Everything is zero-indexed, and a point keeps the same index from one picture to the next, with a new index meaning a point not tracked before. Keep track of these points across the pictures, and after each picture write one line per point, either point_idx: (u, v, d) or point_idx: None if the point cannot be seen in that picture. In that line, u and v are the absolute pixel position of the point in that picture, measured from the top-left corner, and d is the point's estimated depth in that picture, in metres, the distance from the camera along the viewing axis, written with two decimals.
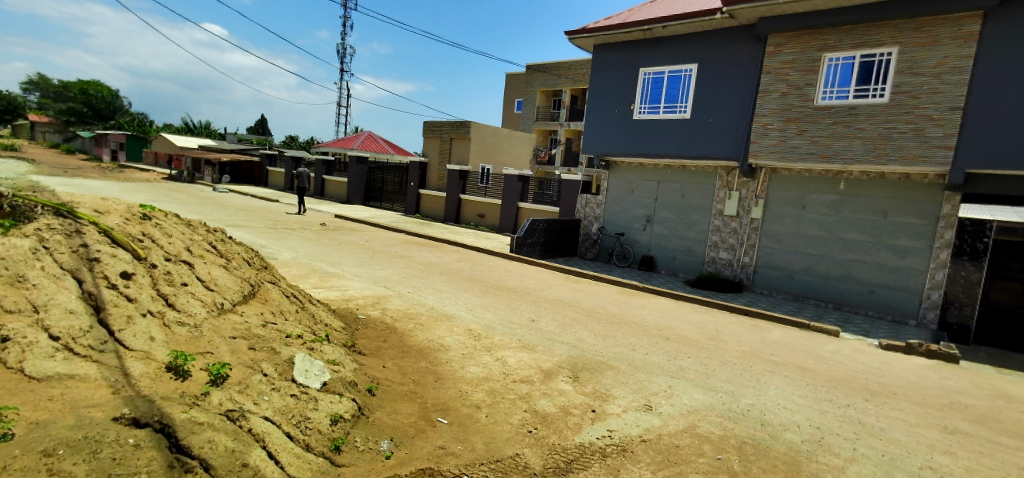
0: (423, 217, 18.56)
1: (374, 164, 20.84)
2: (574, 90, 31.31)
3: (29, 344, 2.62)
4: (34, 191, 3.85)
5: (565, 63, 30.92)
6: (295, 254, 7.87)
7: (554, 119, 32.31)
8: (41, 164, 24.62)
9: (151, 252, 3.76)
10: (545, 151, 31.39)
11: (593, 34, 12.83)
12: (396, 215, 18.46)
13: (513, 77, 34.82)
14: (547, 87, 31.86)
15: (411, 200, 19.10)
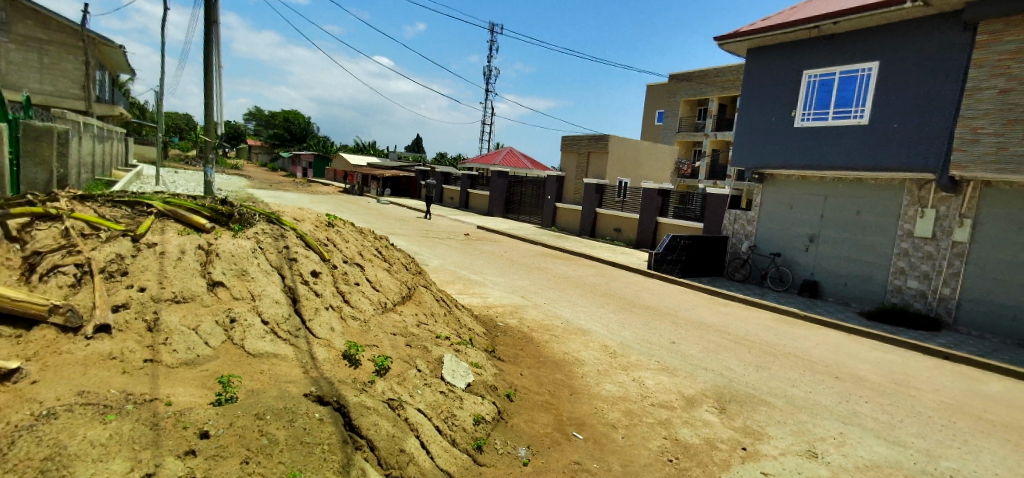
0: (559, 229, 18.86)
1: (513, 178, 21.83)
2: (722, 98, 29.26)
3: (248, 325, 3.24)
4: (254, 202, 4.74)
5: (713, 70, 29.06)
6: (442, 261, 8.57)
7: (699, 129, 30.60)
8: (256, 180, 30.70)
9: (333, 254, 4.40)
10: (688, 164, 29.82)
11: (748, 37, 11.96)
12: (532, 228, 19.08)
13: (654, 88, 33.86)
14: (691, 97, 30.41)
15: (547, 213, 19.52)
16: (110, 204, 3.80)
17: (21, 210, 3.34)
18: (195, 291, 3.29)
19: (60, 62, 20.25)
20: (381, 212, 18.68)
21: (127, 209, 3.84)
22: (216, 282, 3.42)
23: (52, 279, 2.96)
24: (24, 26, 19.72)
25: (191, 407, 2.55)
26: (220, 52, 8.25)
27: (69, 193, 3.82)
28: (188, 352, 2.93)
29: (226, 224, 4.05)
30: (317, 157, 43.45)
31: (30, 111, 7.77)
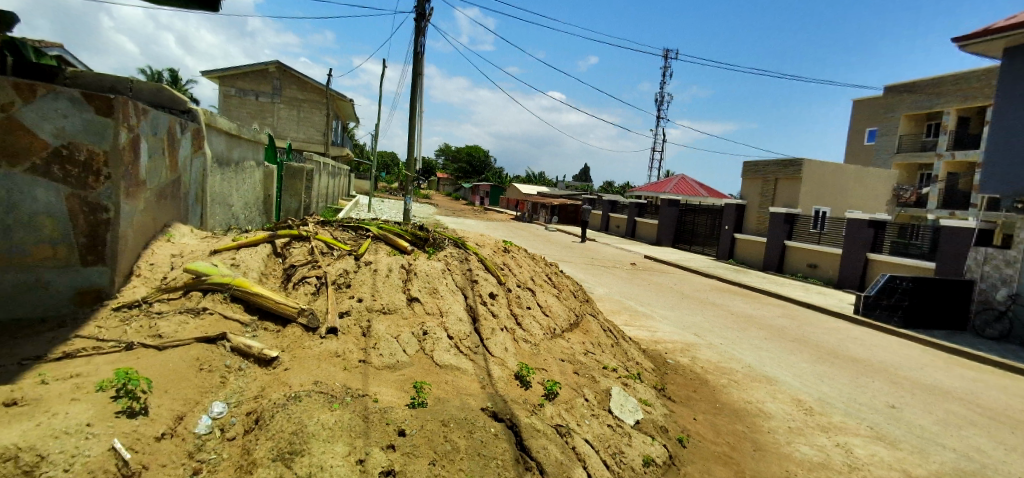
0: (737, 263, 17.34)
1: (686, 207, 20.88)
2: (962, 110, 23.72)
3: (436, 338, 3.63)
4: (444, 228, 5.35)
5: (949, 77, 23.84)
6: (608, 290, 8.52)
7: (928, 149, 25.26)
8: (441, 208, 34.75)
9: (508, 278, 4.70)
10: (912, 189, 24.25)
11: (1002, 34, 9.69)
12: (706, 260, 17.90)
13: (862, 104, 29.23)
14: (916, 110, 25.36)
15: (724, 243, 18.05)
16: (341, 228, 4.67)
17: (284, 232, 4.32)
18: (397, 304, 3.81)
19: (312, 115, 25.84)
20: (544, 239, 19.43)
21: (352, 232, 4.67)
22: (413, 298, 3.92)
23: (301, 287, 3.74)
24: (290, 90, 25.69)
25: (392, 406, 2.93)
26: (422, 98, 9.65)
27: (315, 218, 4.81)
28: (391, 357, 3.39)
29: (423, 247, 4.64)
30: (493, 188, 47.50)
31: (290, 155, 10.08)
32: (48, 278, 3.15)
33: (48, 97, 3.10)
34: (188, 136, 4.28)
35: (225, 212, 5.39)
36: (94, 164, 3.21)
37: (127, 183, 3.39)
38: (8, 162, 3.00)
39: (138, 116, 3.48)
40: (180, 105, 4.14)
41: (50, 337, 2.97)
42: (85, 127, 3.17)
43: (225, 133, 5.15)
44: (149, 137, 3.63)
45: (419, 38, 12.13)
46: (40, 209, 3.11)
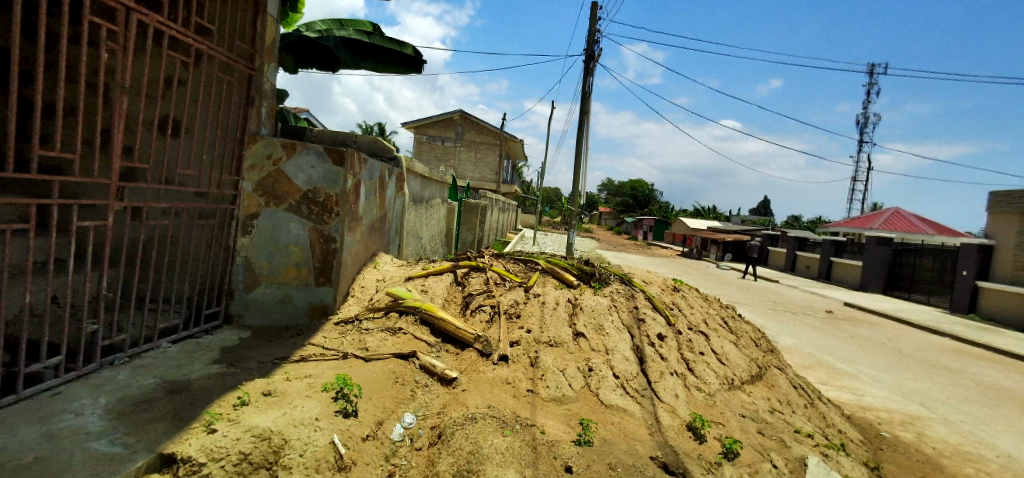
0: (982, 318, 13.69)
1: (904, 245, 17.47)
2: None
3: (602, 376, 3.59)
4: (610, 264, 5.35)
5: None
6: (797, 341, 7.46)
7: None
8: (603, 242, 34.82)
9: (679, 320, 4.49)
10: None
11: None
12: (934, 312, 14.55)
13: None
14: None
15: (962, 295, 14.55)
16: (512, 261, 4.98)
17: (464, 263, 4.77)
18: (563, 338, 3.88)
19: (488, 156, 28.58)
20: (711, 276, 18.00)
21: (522, 264, 4.95)
22: (579, 333, 3.96)
23: (478, 314, 4.08)
24: (469, 133, 28.81)
25: (559, 440, 2.96)
26: (587, 135, 9.94)
27: (489, 251, 5.22)
28: (557, 390, 3.44)
29: (588, 282, 4.68)
30: (658, 223, 45.75)
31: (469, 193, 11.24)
32: (294, 294, 3.98)
33: (302, 153, 3.90)
34: (393, 179, 5.06)
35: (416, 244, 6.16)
36: (329, 204, 3.95)
37: (350, 219, 4.10)
38: (272, 203, 3.93)
39: (360, 165, 4.21)
40: (388, 153, 4.92)
41: (293, 342, 3.74)
42: (325, 175, 3.93)
43: (420, 176, 5.99)
44: (367, 181, 4.38)
45: (588, 78, 12.63)
46: (292, 239, 3.96)
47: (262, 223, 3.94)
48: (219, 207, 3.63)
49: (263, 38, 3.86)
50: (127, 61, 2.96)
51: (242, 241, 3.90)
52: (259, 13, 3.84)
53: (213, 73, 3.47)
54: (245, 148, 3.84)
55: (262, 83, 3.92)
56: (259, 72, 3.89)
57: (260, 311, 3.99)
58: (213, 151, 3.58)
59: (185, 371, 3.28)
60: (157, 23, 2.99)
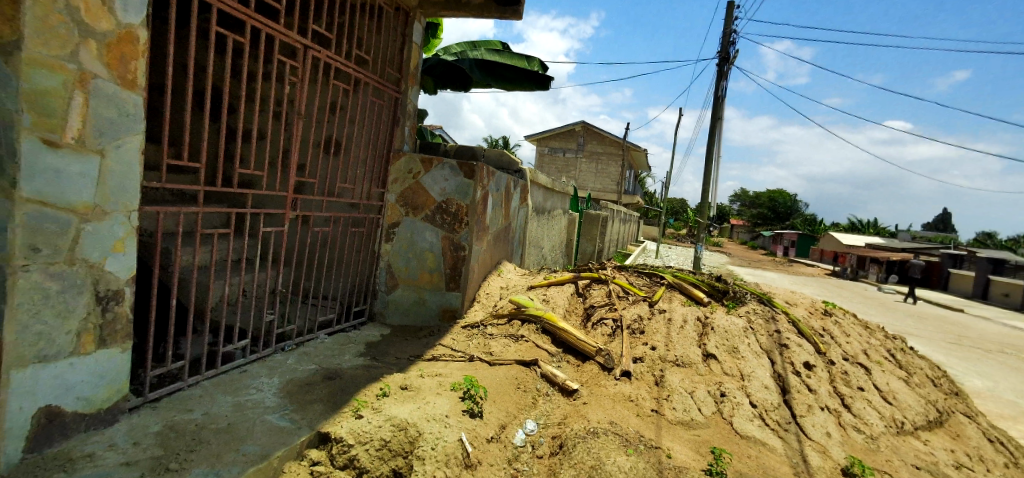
0: None
1: None
2: None
3: (737, 403, 3.35)
4: (745, 281, 4.95)
5: None
6: (992, 385, 6.15)
7: None
8: (733, 256, 32.29)
9: (831, 349, 4.04)
10: None
11: None
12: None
13: None
14: None
15: None
16: (636, 274, 4.85)
17: (586, 274, 4.75)
18: (692, 358, 3.68)
19: (610, 167, 28.52)
20: (868, 300, 15.70)
21: (646, 278, 4.79)
22: (709, 354, 3.73)
23: (599, 327, 4.03)
24: (589, 144, 28.92)
25: (687, 467, 2.78)
26: None
27: (612, 263, 5.13)
28: (684, 413, 3.25)
29: (720, 300, 4.37)
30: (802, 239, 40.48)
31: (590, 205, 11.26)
32: (427, 297, 4.31)
33: (438, 167, 4.22)
34: (518, 191, 5.25)
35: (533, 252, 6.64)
36: (460, 215, 4.22)
37: (478, 229, 4.34)
38: (411, 212, 4.28)
39: (488, 177, 4.43)
40: (514, 166, 5.13)
41: (426, 342, 4.05)
42: (458, 187, 4.20)
43: (543, 187, 6.15)
44: (495, 193, 4.61)
45: (722, 82, 11.99)
46: (427, 246, 4.29)
47: (402, 231, 4.30)
48: (368, 216, 4.06)
49: (410, 64, 4.25)
50: (303, 91, 3.45)
51: (386, 247, 4.30)
52: (406, 42, 4.24)
53: (367, 98, 3.91)
54: (390, 164, 4.26)
55: (406, 104, 4.30)
56: (405, 94, 4.29)
57: (398, 310, 4.37)
58: (366, 167, 4.03)
59: (338, 360, 3.71)
60: (326, 58, 3.46)
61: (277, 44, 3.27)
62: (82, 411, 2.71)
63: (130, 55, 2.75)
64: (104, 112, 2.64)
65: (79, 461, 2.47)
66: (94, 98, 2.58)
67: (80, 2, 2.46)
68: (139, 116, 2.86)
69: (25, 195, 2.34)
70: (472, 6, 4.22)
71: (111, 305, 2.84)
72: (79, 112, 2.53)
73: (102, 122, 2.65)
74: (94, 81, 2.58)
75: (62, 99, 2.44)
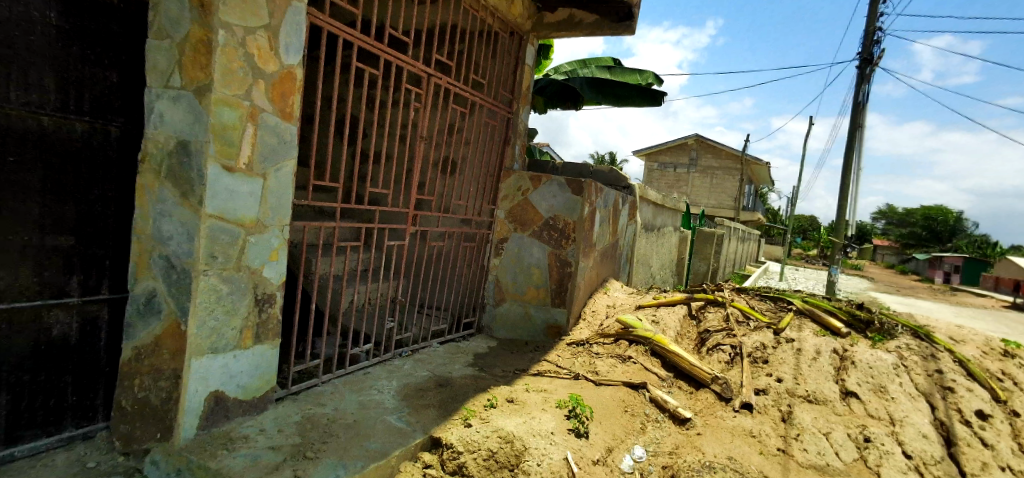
0: None
1: None
2: None
3: (886, 452, 2.90)
4: (894, 311, 4.32)
5: None
6: None
7: None
8: (875, 281, 28.33)
9: (1014, 397, 3.39)
10: None
11: None
12: None
13: None
14: None
15: None
16: (758, 298, 4.46)
17: (700, 295, 4.49)
18: (827, 395, 3.28)
19: (726, 182, 26.94)
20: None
21: (771, 302, 4.38)
22: (849, 392, 3.30)
23: (715, 354, 3.78)
24: (705, 158, 27.56)
25: None
26: None
27: (729, 284, 4.78)
28: (819, 456, 2.89)
29: (863, 332, 3.84)
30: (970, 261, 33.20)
31: (704, 221, 10.66)
32: (534, 312, 4.37)
33: (547, 184, 4.29)
34: (627, 207, 5.16)
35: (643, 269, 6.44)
36: (567, 231, 4.24)
37: (585, 246, 4.32)
38: (519, 228, 4.37)
39: (596, 193, 4.40)
40: (622, 182, 5.07)
41: (531, 357, 4.09)
42: (566, 204, 4.23)
43: (651, 204, 6.02)
44: (602, 209, 4.56)
45: (865, 86, 10.78)
46: (534, 262, 4.36)
47: (510, 247, 4.41)
48: (478, 231, 4.22)
49: (522, 85, 4.40)
50: (426, 115, 3.74)
51: (494, 262, 4.43)
52: (519, 65, 4.41)
53: (481, 119, 4.11)
54: (501, 181, 4.41)
55: (518, 124, 4.45)
56: (517, 114, 4.44)
57: (505, 324, 4.48)
58: (479, 185, 4.22)
59: (449, 368, 3.89)
60: (447, 84, 3.72)
61: (404, 74, 3.62)
62: (240, 397, 3.15)
63: (288, 92, 3.19)
64: (267, 140, 3.10)
65: (237, 441, 2.86)
66: (260, 129, 3.03)
67: (254, 49, 2.91)
68: (292, 143, 3.30)
69: (208, 212, 2.79)
70: (584, 25, 4.28)
71: (265, 306, 3.29)
72: (249, 140, 2.98)
73: (266, 149, 3.11)
74: (261, 115, 3.03)
75: (238, 131, 2.90)
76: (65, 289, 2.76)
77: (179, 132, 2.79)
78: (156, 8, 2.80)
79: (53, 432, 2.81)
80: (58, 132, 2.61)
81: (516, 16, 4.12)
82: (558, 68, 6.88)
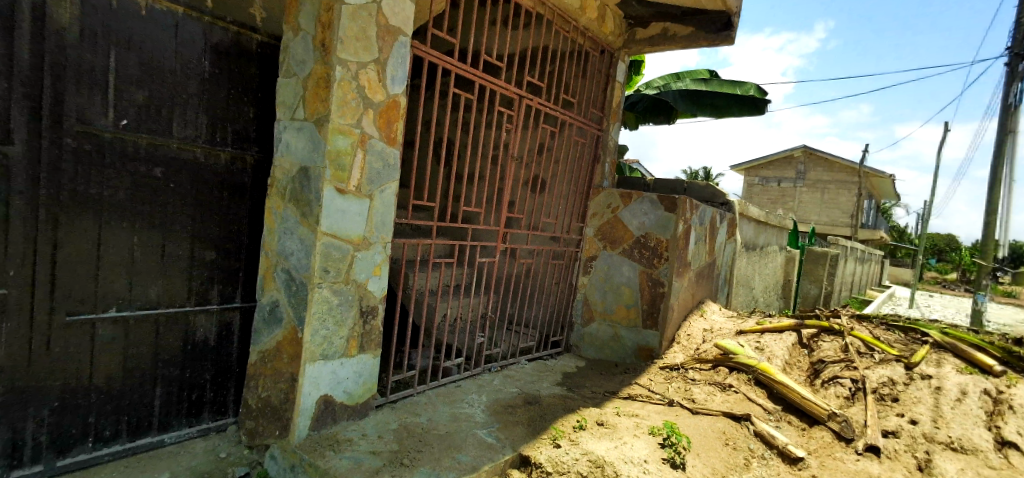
0: None
1: None
2: None
3: None
4: None
5: None
6: None
7: None
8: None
9: None
10: None
11: None
12: None
13: None
14: None
15: None
16: (884, 327, 3.98)
17: (812, 322, 4.11)
18: (977, 444, 2.81)
19: (839, 196, 24.55)
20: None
21: (900, 333, 3.89)
22: (1007, 442, 2.81)
23: (832, 388, 3.42)
24: (815, 171, 25.38)
25: None
26: None
27: (847, 310, 4.32)
28: None
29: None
30: None
31: (813, 238, 9.78)
32: (624, 333, 4.27)
33: (638, 201, 4.19)
34: (725, 225, 4.92)
35: (744, 292, 6.05)
36: (660, 249, 4.09)
37: (679, 265, 4.15)
38: (609, 246, 4.34)
39: (692, 210, 4.21)
40: (720, 198, 4.84)
41: (621, 379, 3.98)
42: (658, 221, 4.10)
43: (750, 220, 5.75)
44: (698, 227, 4.36)
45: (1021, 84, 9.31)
46: (624, 281, 4.27)
47: (599, 264, 4.39)
48: (567, 249, 4.23)
49: (612, 102, 4.41)
50: (517, 136, 3.83)
51: (583, 280, 4.43)
52: (609, 82, 4.43)
53: (571, 137, 4.14)
54: (590, 199, 4.41)
55: (607, 140, 4.44)
56: (606, 131, 4.44)
57: (594, 344, 4.42)
58: (568, 203, 4.24)
59: (537, 386, 3.89)
60: (538, 104, 3.79)
61: (497, 96, 3.75)
62: (346, 403, 3.38)
63: (393, 119, 3.44)
64: (374, 164, 3.35)
65: (342, 443, 3.07)
66: (368, 154, 3.28)
67: (365, 82, 3.17)
68: (395, 166, 3.54)
69: (323, 229, 3.06)
70: (678, 38, 4.18)
71: (369, 317, 3.52)
72: (359, 165, 3.24)
73: (373, 172, 3.36)
74: (370, 141, 3.28)
75: (350, 156, 3.16)
76: (208, 298, 3.16)
77: (302, 159, 3.10)
78: (286, 51, 3.18)
79: (194, 423, 3.20)
80: (208, 161, 3.04)
81: (607, 34, 4.16)
82: (650, 83, 6.95)
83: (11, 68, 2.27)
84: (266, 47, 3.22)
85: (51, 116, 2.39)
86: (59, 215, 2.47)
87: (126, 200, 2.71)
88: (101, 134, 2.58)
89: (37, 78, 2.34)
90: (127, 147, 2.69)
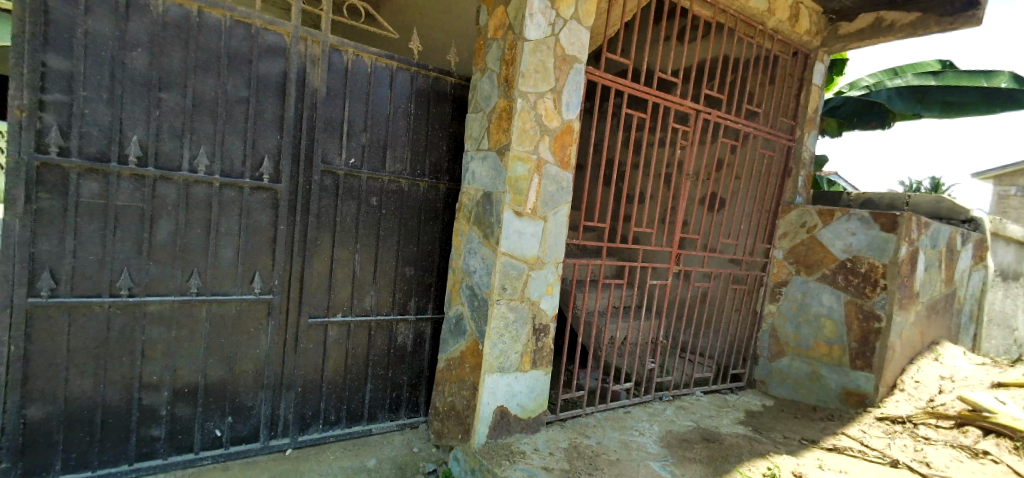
0: None
1: None
2: None
3: None
4: None
5: None
6: None
7: None
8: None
9: None
10: None
11: None
12: None
13: None
14: None
15: None
16: None
17: None
18: None
19: None
20: None
21: None
22: None
23: None
24: None
25: None
26: None
27: None
28: None
29: None
30: None
31: None
32: (825, 372, 3.72)
33: (842, 219, 3.65)
34: (968, 247, 4.00)
35: (999, 333, 4.78)
36: (874, 276, 3.48)
37: (902, 296, 3.46)
38: (803, 270, 3.86)
39: (919, 230, 3.49)
40: (961, 214, 3.95)
41: (823, 427, 3.44)
42: (870, 242, 3.51)
43: (1008, 241, 4.59)
44: (928, 250, 3.60)
45: None
46: (824, 311, 3.73)
47: (792, 291, 3.92)
48: (751, 273, 3.93)
49: (807, 108, 3.94)
50: (693, 152, 3.62)
51: (771, 308, 4.03)
52: (803, 87, 3.96)
53: (756, 150, 3.78)
54: (779, 217, 4.01)
55: (801, 151, 3.98)
56: (799, 141, 3.99)
57: (785, 381, 3.95)
58: (751, 221, 3.88)
59: (716, 423, 3.57)
60: (717, 118, 3.55)
61: (672, 113, 3.59)
62: (520, 416, 3.52)
63: (567, 143, 3.52)
64: (548, 188, 3.46)
65: (517, 455, 3.19)
66: (544, 179, 3.42)
67: (543, 110, 3.33)
68: (568, 189, 3.62)
69: (502, 249, 3.28)
70: (896, 29, 3.60)
71: (541, 335, 3.62)
72: (535, 189, 3.39)
73: (547, 195, 3.48)
74: (545, 166, 3.42)
75: (528, 181, 3.33)
76: (407, 308, 3.61)
77: (485, 186, 3.38)
78: (475, 89, 3.52)
79: (394, 418, 3.65)
80: (411, 189, 3.50)
81: (802, 34, 3.75)
82: (857, 83, 6.28)
83: (282, 125, 2.92)
84: (459, 87, 3.62)
85: (306, 159, 3.01)
86: (308, 238, 3.08)
87: (352, 224, 3.27)
88: (338, 172, 3.16)
89: (298, 130, 2.97)
90: (355, 182, 3.24)
